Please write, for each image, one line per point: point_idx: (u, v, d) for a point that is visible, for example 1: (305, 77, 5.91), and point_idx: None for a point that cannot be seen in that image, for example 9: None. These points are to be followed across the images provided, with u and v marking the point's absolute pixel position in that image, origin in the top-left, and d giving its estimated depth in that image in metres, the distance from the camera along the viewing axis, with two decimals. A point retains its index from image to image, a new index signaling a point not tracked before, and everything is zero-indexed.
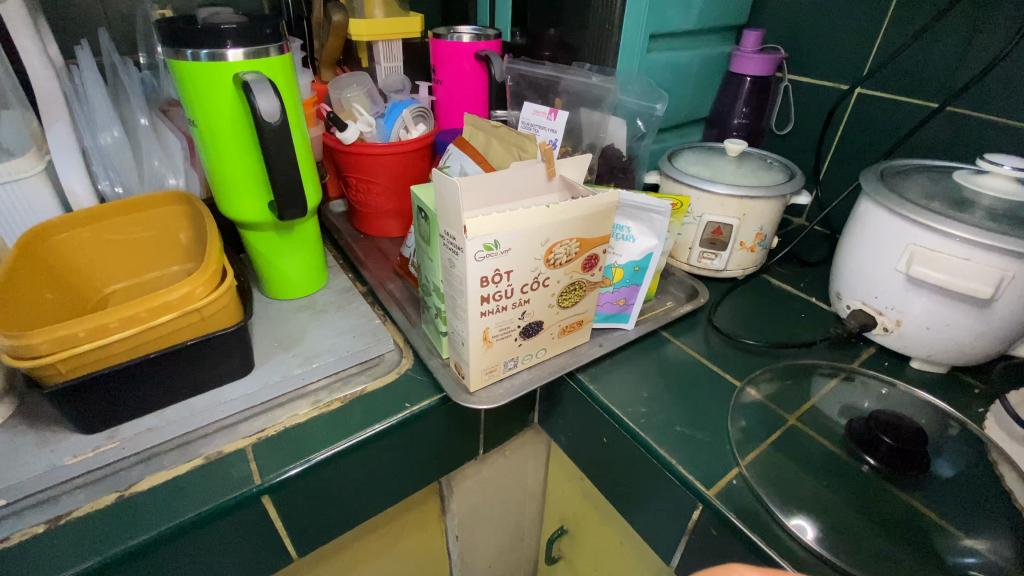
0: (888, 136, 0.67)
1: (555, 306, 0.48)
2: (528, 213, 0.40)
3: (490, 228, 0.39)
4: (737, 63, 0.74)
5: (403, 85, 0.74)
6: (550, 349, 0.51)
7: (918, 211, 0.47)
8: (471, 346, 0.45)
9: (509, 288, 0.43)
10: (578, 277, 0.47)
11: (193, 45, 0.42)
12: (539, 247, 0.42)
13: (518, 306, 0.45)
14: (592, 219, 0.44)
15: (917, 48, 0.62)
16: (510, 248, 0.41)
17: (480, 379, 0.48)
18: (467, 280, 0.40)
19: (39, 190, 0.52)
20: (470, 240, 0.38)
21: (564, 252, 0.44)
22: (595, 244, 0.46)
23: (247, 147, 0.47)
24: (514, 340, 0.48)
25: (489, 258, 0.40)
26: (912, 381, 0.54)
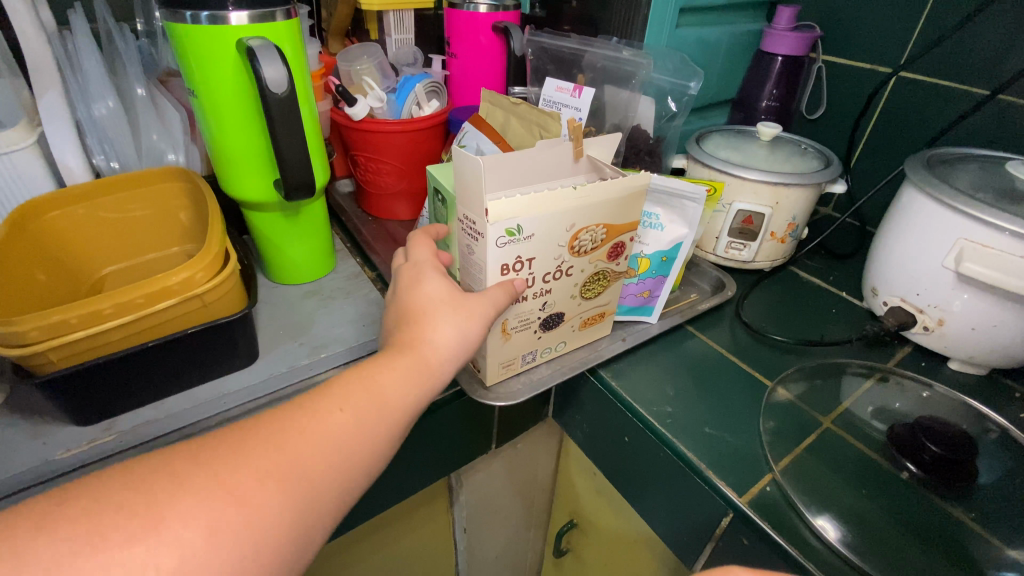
0: (928, 125, 0.63)
1: (579, 297, 0.45)
2: (554, 195, 0.37)
3: (513, 211, 0.36)
4: (769, 41, 0.70)
5: (415, 58, 0.70)
6: (570, 341, 0.48)
7: (970, 203, 0.44)
8: (489, 338, 0.42)
9: (531, 277, 0.40)
10: (604, 266, 0.44)
11: (192, 6, 0.39)
12: (563, 232, 0.39)
13: (539, 297, 0.42)
14: (622, 204, 0.40)
15: (968, 30, 0.58)
16: (533, 233, 0.38)
17: (496, 373, 0.45)
18: (487, 267, 0.38)
19: (31, 164, 0.49)
20: (491, 225, 0.35)
21: (590, 238, 0.41)
22: (623, 231, 0.43)
23: (251, 119, 0.44)
24: (534, 333, 0.45)
25: (512, 244, 0.37)
26: (947, 382, 0.52)
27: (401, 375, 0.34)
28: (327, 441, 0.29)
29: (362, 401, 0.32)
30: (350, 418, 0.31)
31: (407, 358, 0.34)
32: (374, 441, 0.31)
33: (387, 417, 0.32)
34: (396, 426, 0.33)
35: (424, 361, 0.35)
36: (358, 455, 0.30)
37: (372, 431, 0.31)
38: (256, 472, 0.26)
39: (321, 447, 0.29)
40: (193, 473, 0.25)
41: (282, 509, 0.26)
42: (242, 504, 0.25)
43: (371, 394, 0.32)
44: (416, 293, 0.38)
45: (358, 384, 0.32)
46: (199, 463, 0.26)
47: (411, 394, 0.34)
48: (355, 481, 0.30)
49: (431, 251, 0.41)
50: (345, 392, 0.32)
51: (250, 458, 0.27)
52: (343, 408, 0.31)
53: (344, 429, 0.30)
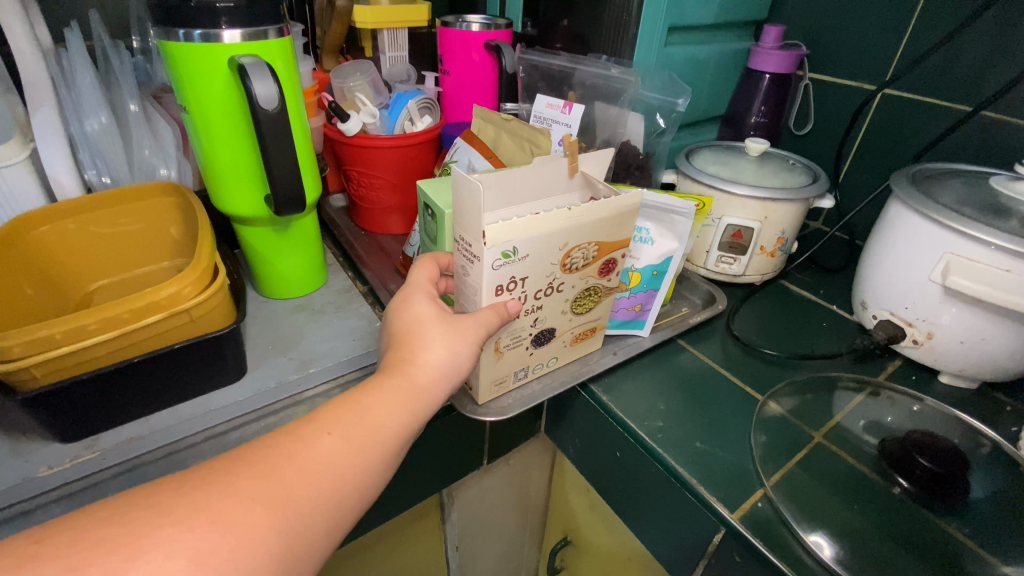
0: (914, 140, 0.64)
1: (569, 313, 0.45)
2: (550, 217, 0.37)
3: (509, 235, 0.35)
4: (757, 59, 0.71)
5: (409, 75, 0.71)
6: (561, 357, 0.48)
7: (956, 219, 0.44)
8: (482, 356, 0.42)
9: (523, 295, 0.40)
10: (595, 282, 0.44)
11: (185, 24, 0.39)
12: (557, 251, 0.39)
13: (531, 313, 0.42)
14: (614, 222, 0.40)
15: (950, 48, 0.59)
16: (528, 254, 0.37)
17: (488, 391, 0.45)
18: (482, 289, 0.37)
19: (22, 179, 0.49)
20: (488, 249, 0.35)
21: (582, 256, 0.41)
22: (614, 247, 0.43)
23: (243, 135, 0.44)
24: (525, 349, 0.45)
25: (506, 266, 0.37)
26: (939, 396, 0.52)
27: (391, 399, 0.34)
28: (318, 464, 0.29)
29: (353, 423, 0.32)
30: (340, 441, 0.31)
31: (397, 380, 0.35)
32: (365, 465, 0.31)
33: (378, 439, 0.32)
34: (390, 449, 0.33)
35: (415, 385, 0.35)
36: (350, 478, 0.30)
37: (365, 454, 0.31)
38: (245, 497, 0.26)
39: (311, 471, 0.29)
40: (178, 502, 0.25)
41: (271, 534, 0.26)
42: (230, 532, 0.25)
43: (362, 418, 0.32)
44: (406, 313, 0.39)
45: (348, 409, 0.32)
46: (182, 496, 0.25)
47: (400, 415, 0.33)
48: (349, 505, 0.30)
49: (427, 274, 0.41)
50: (335, 416, 0.32)
51: (233, 486, 0.26)
52: (332, 430, 0.31)
53: (334, 452, 0.30)
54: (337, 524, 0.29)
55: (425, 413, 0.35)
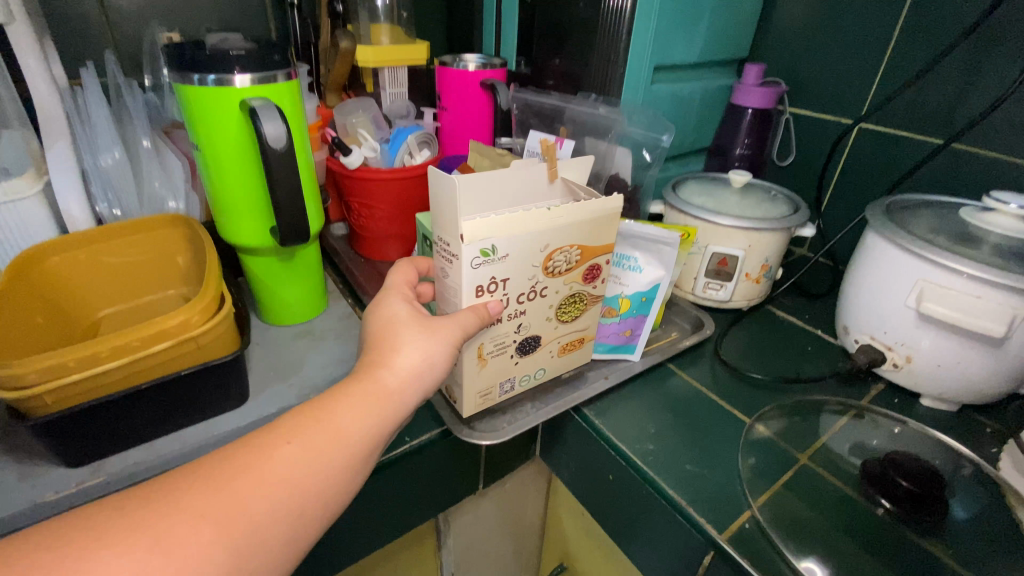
0: (890, 171, 0.67)
1: (554, 320, 0.47)
2: (527, 217, 0.39)
3: (486, 232, 0.37)
4: (738, 95, 0.75)
5: (408, 110, 0.74)
6: (550, 367, 0.50)
7: (928, 248, 0.47)
8: (464, 363, 0.44)
9: (505, 298, 0.42)
10: (579, 288, 0.46)
11: (200, 70, 0.42)
12: (538, 253, 0.41)
13: (514, 319, 0.44)
14: (593, 225, 0.43)
15: (920, 86, 0.63)
16: (507, 254, 0.39)
17: (474, 403, 0.46)
18: (462, 289, 0.39)
19: (35, 211, 0.52)
20: (465, 246, 0.37)
21: (564, 258, 0.43)
22: (596, 253, 0.45)
23: (251, 170, 0.46)
24: (511, 358, 0.46)
25: (485, 264, 0.39)
26: (921, 418, 0.53)
27: (357, 407, 0.34)
28: (276, 476, 0.30)
29: (317, 432, 0.32)
30: (298, 450, 0.31)
31: (364, 386, 0.35)
32: (326, 472, 0.32)
33: (341, 447, 0.33)
34: (357, 456, 0.33)
35: (384, 391, 0.35)
36: (311, 487, 0.31)
37: (330, 461, 0.32)
38: (189, 514, 0.27)
39: (269, 483, 0.30)
40: (115, 523, 0.26)
41: (216, 549, 0.27)
42: (169, 552, 0.26)
43: (326, 428, 0.33)
44: (381, 313, 0.40)
45: (311, 417, 0.33)
46: (120, 514, 0.26)
47: (365, 424, 0.34)
48: (307, 513, 0.31)
49: (404, 277, 0.43)
50: (298, 426, 0.32)
51: (182, 501, 0.27)
52: (292, 440, 0.31)
53: (292, 463, 0.31)
54: (300, 530, 0.31)
55: (392, 421, 0.36)
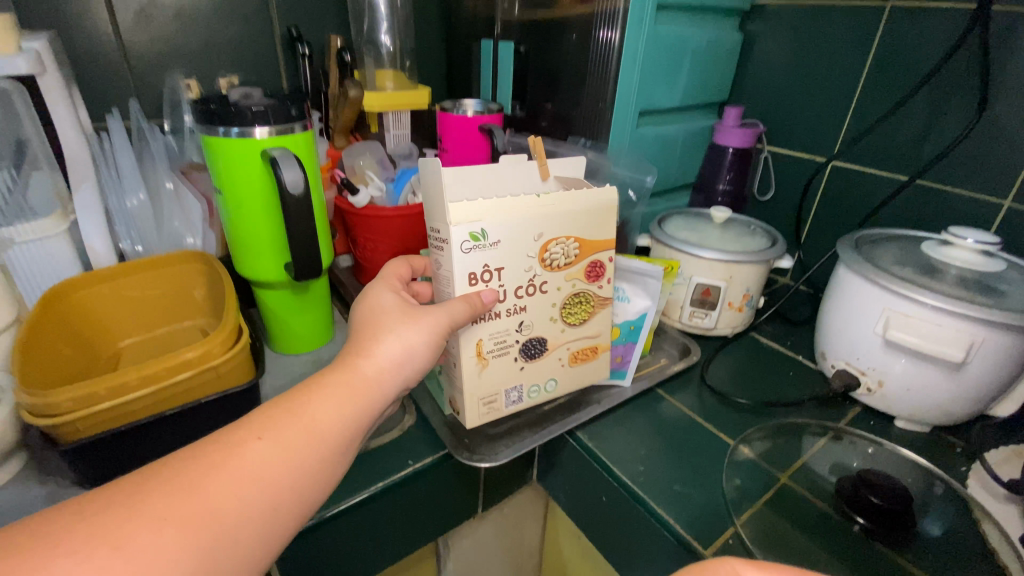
0: (862, 205, 0.72)
1: (559, 320, 0.49)
2: (513, 204, 0.43)
3: (474, 216, 0.41)
4: (719, 135, 0.80)
5: (411, 151, 0.79)
6: (561, 378, 0.52)
7: (892, 280, 0.51)
8: (465, 363, 0.45)
9: (502, 288, 0.44)
10: (583, 286, 0.49)
11: (225, 123, 0.47)
12: (531, 243, 0.44)
13: (514, 314, 0.46)
14: (586, 217, 0.46)
15: (886, 128, 0.68)
16: (498, 240, 0.43)
17: (479, 409, 0.48)
18: (454, 275, 0.42)
19: (61, 248, 0.55)
20: (454, 228, 0.41)
21: (561, 251, 0.46)
22: (594, 248, 0.48)
23: (269, 211, 0.50)
24: (515, 361, 0.48)
25: (477, 249, 0.42)
26: (896, 439, 0.56)
27: (334, 399, 0.34)
28: (249, 472, 0.29)
29: (293, 426, 0.32)
30: (270, 444, 0.31)
31: (342, 379, 0.35)
32: (301, 466, 0.31)
33: (317, 439, 0.32)
34: (335, 450, 0.33)
35: (361, 385, 0.35)
36: (286, 481, 0.30)
37: (306, 454, 0.32)
38: (149, 519, 0.25)
39: (242, 478, 0.29)
40: (68, 533, 0.24)
41: (183, 554, 0.25)
42: (129, 561, 0.24)
43: (301, 421, 0.32)
44: (368, 303, 0.41)
45: (285, 411, 0.33)
46: (73, 522, 0.24)
47: (342, 417, 0.34)
48: (284, 510, 0.30)
49: (395, 271, 0.47)
50: (272, 419, 0.32)
51: (142, 507, 0.26)
52: (264, 434, 0.31)
53: (265, 457, 0.30)
54: (272, 531, 0.30)
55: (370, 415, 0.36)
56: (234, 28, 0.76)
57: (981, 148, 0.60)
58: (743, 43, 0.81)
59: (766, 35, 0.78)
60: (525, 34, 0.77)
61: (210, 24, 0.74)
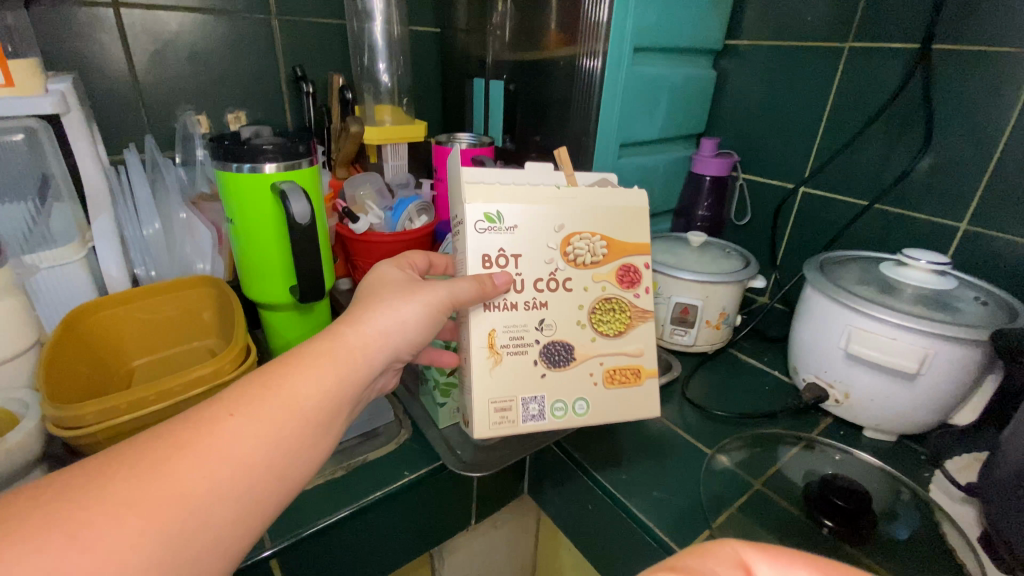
0: (830, 228, 0.77)
1: (588, 327, 0.46)
2: (532, 194, 0.45)
3: (490, 199, 0.43)
4: (697, 164, 0.85)
5: (408, 180, 0.84)
6: (593, 399, 0.46)
7: (850, 298, 0.55)
8: (476, 358, 0.44)
9: (519, 276, 0.44)
10: (615, 291, 0.47)
11: (238, 160, 0.51)
12: (552, 233, 0.45)
13: (534, 310, 0.45)
14: (613, 216, 0.47)
15: (847, 157, 0.73)
16: (514, 226, 0.44)
17: (490, 414, 0.43)
18: (469, 254, 0.43)
19: (78, 274, 0.59)
20: (470, 206, 0.43)
21: (585, 246, 0.46)
22: (624, 250, 0.47)
23: (277, 238, 0.55)
24: (536, 365, 0.45)
25: (492, 231, 0.43)
26: (864, 447, 0.60)
27: (311, 375, 0.34)
28: (224, 449, 0.29)
29: (265, 404, 0.32)
30: (243, 421, 0.31)
31: (320, 355, 0.35)
32: (278, 441, 0.31)
33: (294, 415, 0.32)
34: (314, 424, 0.33)
35: (340, 363, 0.36)
36: (263, 457, 0.31)
37: (281, 431, 0.32)
38: (112, 504, 0.25)
39: (212, 459, 0.29)
40: (28, 518, 0.24)
41: (150, 534, 0.26)
42: (91, 547, 0.24)
43: (277, 397, 0.32)
44: (372, 279, 0.44)
45: (259, 385, 0.33)
46: (36, 507, 0.24)
47: (319, 393, 0.34)
48: (261, 486, 0.30)
49: (413, 262, 0.50)
50: (244, 397, 0.32)
51: (109, 489, 0.26)
52: (235, 413, 0.31)
53: (239, 434, 0.30)
54: (254, 502, 0.30)
55: (349, 392, 0.36)
56: (242, 69, 0.81)
57: (933, 175, 0.65)
58: (717, 79, 0.86)
59: (737, 72, 0.83)
60: (514, 73, 0.83)
61: (220, 65, 0.79)
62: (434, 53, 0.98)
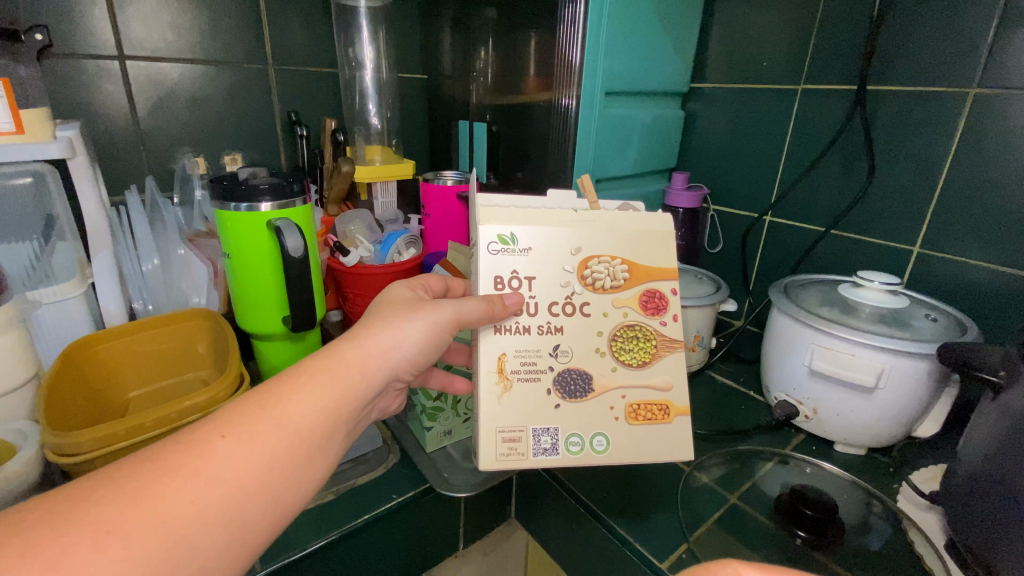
0: (795, 254, 0.82)
1: (608, 355, 0.46)
2: (546, 218, 0.47)
3: (505, 222, 0.45)
4: (670, 197, 0.89)
5: (397, 216, 0.88)
6: (612, 433, 0.46)
7: (811, 318, 0.59)
8: (485, 384, 0.44)
9: (532, 299, 0.46)
10: (638, 318, 0.47)
11: (235, 199, 0.55)
12: (569, 257, 0.46)
13: (549, 335, 0.46)
14: (636, 242, 0.48)
15: (805, 188, 0.79)
16: (528, 248, 0.46)
17: (500, 442, 0.44)
18: (482, 273, 0.45)
19: (78, 309, 0.61)
20: (484, 227, 0.45)
21: (604, 270, 0.47)
22: (647, 275, 0.48)
23: (271, 271, 0.58)
24: (550, 393, 0.45)
25: (505, 252, 0.45)
26: (836, 462, 0.63)
27: (306, 397, 0.36)
28: (218, 468, 0.31)
29: (257, 427, 0.33)
30: (236, 441, 0.32)
31: (318, 378, 0.37)
32: (270, 461, 0.33)
33: (288, 436, 0.34)
34: (307, 444, 0.35)
35: (334, 385, 0.38)
36: (254, 478, 0.32)
37: (272, 454, 0.33)
38: (95, 528, 0.26)
39: (202, 481, 0.30)
40: (11, 541, 0.25)
41: (135, 552, 0.26)
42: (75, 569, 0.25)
43: (270, 418, 0.34)
44: (381, 301, 0.47)
45: (255, 406, 0.34)
46: (22, 530, 0.25)
47: (312, 415, 0.36)
48: (251, 506, 0.32)
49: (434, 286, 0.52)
50: (236, 420, 0.33)
51: (94, 512, 0.27)
52: (227, 434, 0.32)
53: (232, 453, 0.32)
54: (244, 522, 0.31)
55: (343, 413, 0.38)
56: (240, 114, 0.86)
57: (882, 204, 0.71)
58: (685, 118, 0.92)
59: (703, 112, 0.90)
60: (497, 115, 0.89)
61: (219, 111, 0.84)
62: (421, 97, 1.04)
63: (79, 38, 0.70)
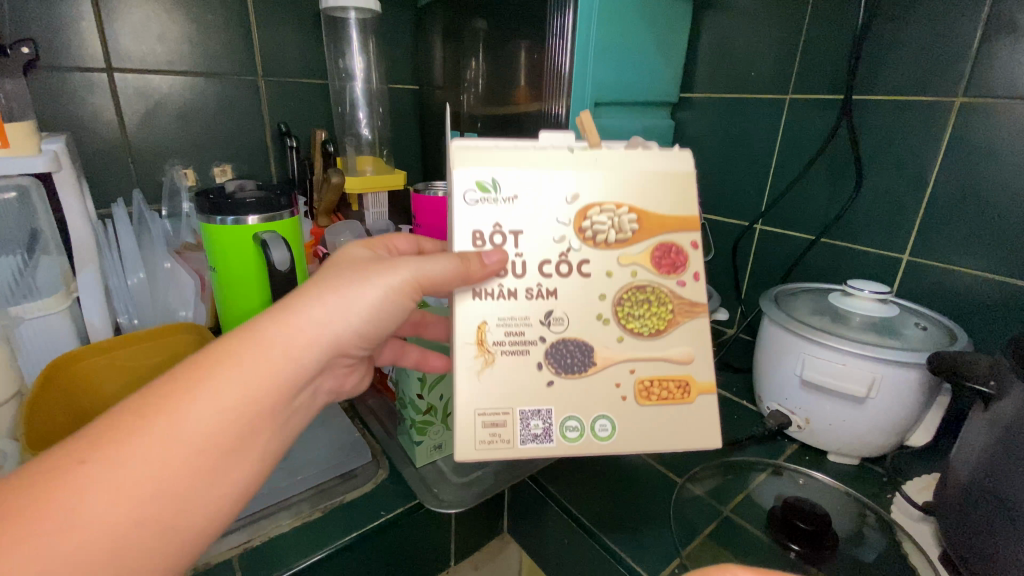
0: (786, 262, 0.82)
1: (613, 324, 0.42)
2: (535, 159, 0.42)
3: (484, 165, 0.41)
4: None
5: (388, 227, 0.88)
6: (619, 415, 0.42)
7: (801, 327, 0.59)
8: (466, 356, 0.40)
9: (519, 255, 0.41)
10: (651, 277, 0.42)
11: (221, 213, 0.54)
12: (563, 206, 0.41)
13: (541, 299, 0.41)
14: (647, 186, 0.42)
15: (794, 197, 0.79)
16: (512, 194, 0.41)
17: (488, 424, 0.40)
18: (458, 226, 0.41)
19: (62, 324, 0.61)
20: (460, 171, 0.40)
21: (607, 221, 0.42)
22: (661, 226, 0.42)
23: (258, 284, 0.57)
24: (541, 366, 0.41)
25: (486, 201, 0.41)
26: (830, 472, 0.62)
27: (207, 394, 0.31)
28: (92, 491, 0.27)
29: (142, 439, 0.29)
30: (113, 456, 0.28)
31: (224, 369, 0.33)
32: (161, 475, 0.29)
33: (182, 444, 0.30)
34: (209, 449, 0.31)
35: (247, 377, 0.33)
36: (144, 493, 0.28)
37: (163, 466, 0.29)
38: None
39: (75, 507, 0.27)
40: None
41: None
42: None
43: (163, 423, 0.30)
44: (332, 263, 0.42)
45: (141, 413, 0.30)
46: None
47: (215, 417, 0.31)
48: (145, 524, 0.28)
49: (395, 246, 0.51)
50: (118, 431, 0.29)
51: None
52: (105, 449, 0.28)
53: (108, 471, 0.28)
54: (139, 542, 0.28)
55: (260, 409, 0.33)
56: (229, 127, 0.86)
57: (870, 213, 0.71)
58: (675, 127, 0.93)
59: (692, 122, 0.90)
60: (487, 125, 0.89)
61: (207, 124, 0.84)
62: (412, 108, 1.04)
63: (66, 52, 0.70)
